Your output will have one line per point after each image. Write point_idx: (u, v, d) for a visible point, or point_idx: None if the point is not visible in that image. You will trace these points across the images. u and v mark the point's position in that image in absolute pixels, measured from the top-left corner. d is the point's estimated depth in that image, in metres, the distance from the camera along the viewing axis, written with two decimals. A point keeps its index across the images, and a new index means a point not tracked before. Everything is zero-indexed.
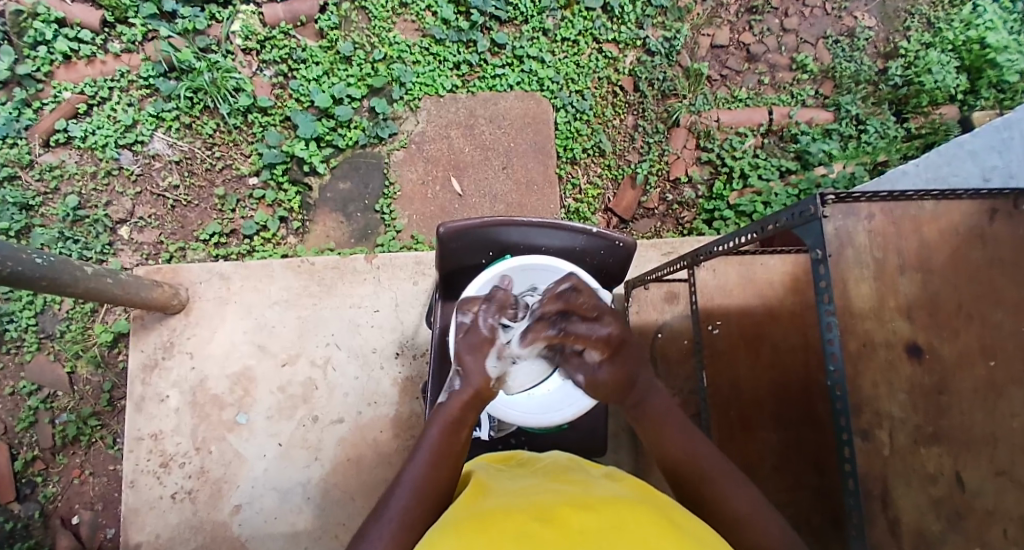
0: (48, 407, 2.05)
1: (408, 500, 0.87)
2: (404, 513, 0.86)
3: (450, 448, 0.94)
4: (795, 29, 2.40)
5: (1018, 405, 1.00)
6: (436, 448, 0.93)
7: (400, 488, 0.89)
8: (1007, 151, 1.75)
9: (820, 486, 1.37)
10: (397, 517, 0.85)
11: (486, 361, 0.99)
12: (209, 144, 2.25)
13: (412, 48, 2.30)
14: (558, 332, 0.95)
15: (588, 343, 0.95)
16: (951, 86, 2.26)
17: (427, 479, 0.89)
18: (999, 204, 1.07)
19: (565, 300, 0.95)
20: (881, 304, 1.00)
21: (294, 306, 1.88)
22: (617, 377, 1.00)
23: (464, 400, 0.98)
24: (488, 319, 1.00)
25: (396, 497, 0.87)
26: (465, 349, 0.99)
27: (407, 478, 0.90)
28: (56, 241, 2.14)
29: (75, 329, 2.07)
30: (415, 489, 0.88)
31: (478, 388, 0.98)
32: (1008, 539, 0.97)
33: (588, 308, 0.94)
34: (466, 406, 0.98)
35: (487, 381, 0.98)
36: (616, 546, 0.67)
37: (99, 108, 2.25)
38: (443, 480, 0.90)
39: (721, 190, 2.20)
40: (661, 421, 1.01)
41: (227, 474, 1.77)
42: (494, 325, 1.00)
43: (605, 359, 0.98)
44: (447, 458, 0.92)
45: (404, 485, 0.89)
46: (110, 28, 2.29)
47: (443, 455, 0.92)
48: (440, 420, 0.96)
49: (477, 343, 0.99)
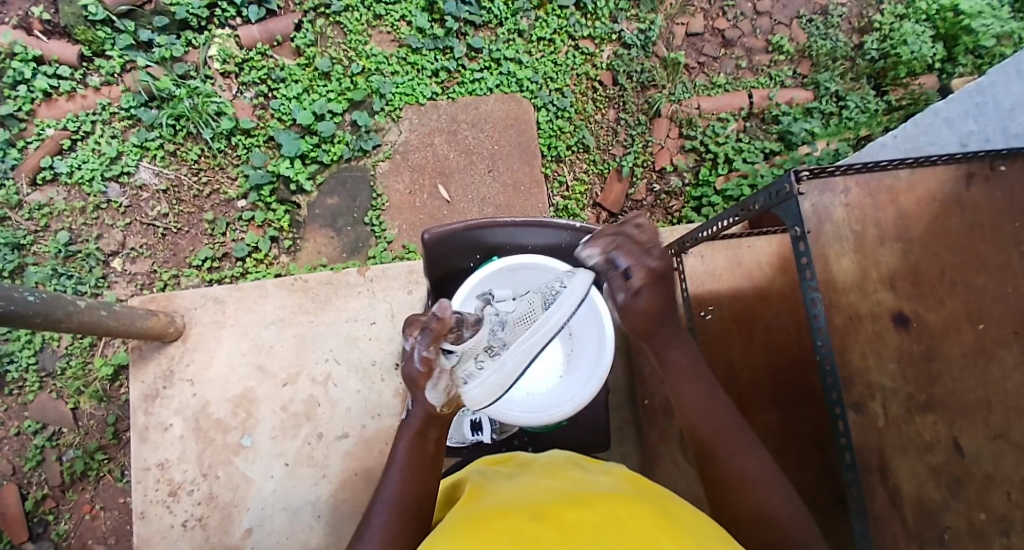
0: (53, 444, 2.05)
1: (388, 516, 0.90)
2: (386, 531, 0.89)
3: (422, 461, 0.96)
4: (769, 11, 2.41)
5: (1009, 367, 1.00)
6: (406, 463, 0.96)
7: (378, 505, 0.93)
8: (981, 116, 1.74)
9: (822, 464, 1.37)
10: (380, 535, 0.89)
11: (428, 392, 0.92)
12: (195, 170, 2.25)
13: (390, 60, 2.30)
14: (613, 243, 0.94)
15: (636, 266, 0.94)
16: (928, 55, 2.27)
17: (404, 494, 0.93)
18: (975, 168, 1.08)
19: (621, 235, 0.95)
20: (864, 276, 1.02)
21: (290, 325, 1.89)
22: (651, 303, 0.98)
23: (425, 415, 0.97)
24: (422, 350, 0.92)
25: (376, 517, 0.91)
26: (411, 381, 0.95)
27: (382, 495, 0.93)
28: (50, 278, 2.15)
29: (75, 364, 2.08)
30: (391, 506, 0.91)
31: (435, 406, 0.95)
32: (1011, 502, 0.97)
33: (643, 236, 0.96)
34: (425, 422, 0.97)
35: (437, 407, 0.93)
36: (606, 534, 0.68)
37: (83, 143, 2.26)
38: (418, 492, 0.93)
39: (707, 176, 2.22)
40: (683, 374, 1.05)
41: (235, 496, 1.77)
42: (428, 357, 0.92)
43: (645, 290, 0.96)
44: (419, 473, 0.95)
45: (381, 503, 0.93)
46: (88, 62, 2.29)
47: (416, 466, 0.95)
48: (406, 437, 0.98)
49: (416, 375, 0.93)
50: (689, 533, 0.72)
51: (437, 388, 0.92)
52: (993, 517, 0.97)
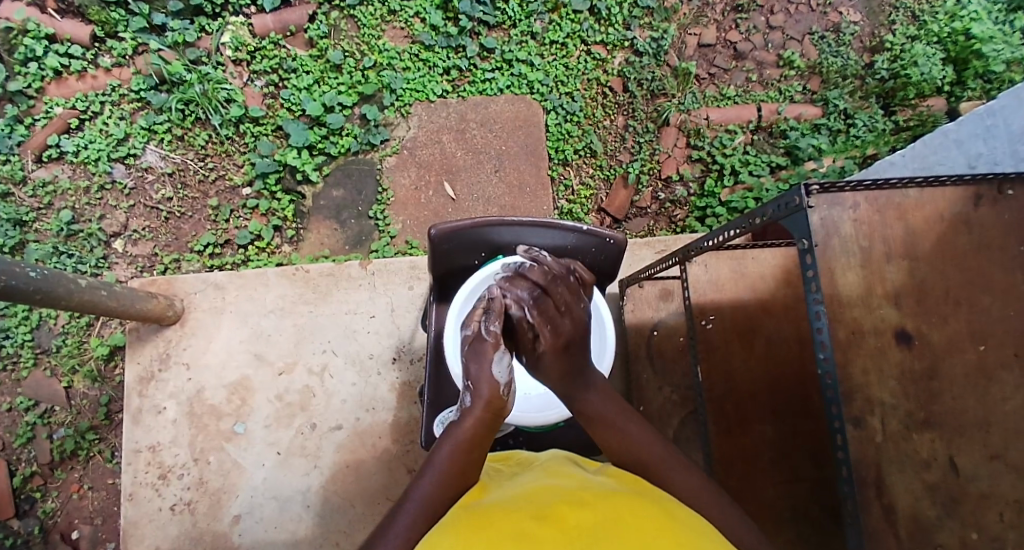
0: (45, 421, 2.05)
1: (415, 517, 0.86)
2: (410, 530, 0.85)
3: (459, 470, 0.90)
4: (781, 26, 2.42)
5: (1009, 389, 1.01)
6: (446, 470, 0.90)
7: (409, 505, 0.88)
8: (991, 138, 1.75)
9: (819, 478, 1.38)
10: (402, 534, 0.85)
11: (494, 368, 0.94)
12: (202, 155, 2.25)
13: (402, 55, 2.31)
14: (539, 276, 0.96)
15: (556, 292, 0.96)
16: (937, 77, 2.27)
17: (436, 497, 0.87)
18: (983, 190, 1.08)
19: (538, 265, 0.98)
20: (869, 292, 1.01)
21: (289, 314, 1.89)
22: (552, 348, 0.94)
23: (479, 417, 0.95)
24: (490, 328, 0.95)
25: (404, 515, 0.87)
26: (472, 357, 0.96)
27: (414, 495, 0.89)
28: (50, 256, 2.14)
29: (71, 343, 2.07)
30: (421, 508, 0.87)
31: (490, 399, 0.95)
32: (1005, 523, 0.97)
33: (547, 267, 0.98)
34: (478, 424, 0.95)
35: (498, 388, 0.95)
36: (606, 537, 0.68)
37: (91, 123, 2.25)
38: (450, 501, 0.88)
39: (713, 188, 2.22)
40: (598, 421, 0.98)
41: (225, 484, 1.77)
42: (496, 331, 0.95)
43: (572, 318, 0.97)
44: (456, 478, 0.89)
45: (413, 503, 0.88)
46: (100, 43, 2.29)
47: (455, 476, 0.89)
48: (451, 444, 0.93)
49: (482, 350, 0.95)
50: (690, 536, 0.72)
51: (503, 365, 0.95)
52: (987, 538, 0.97)
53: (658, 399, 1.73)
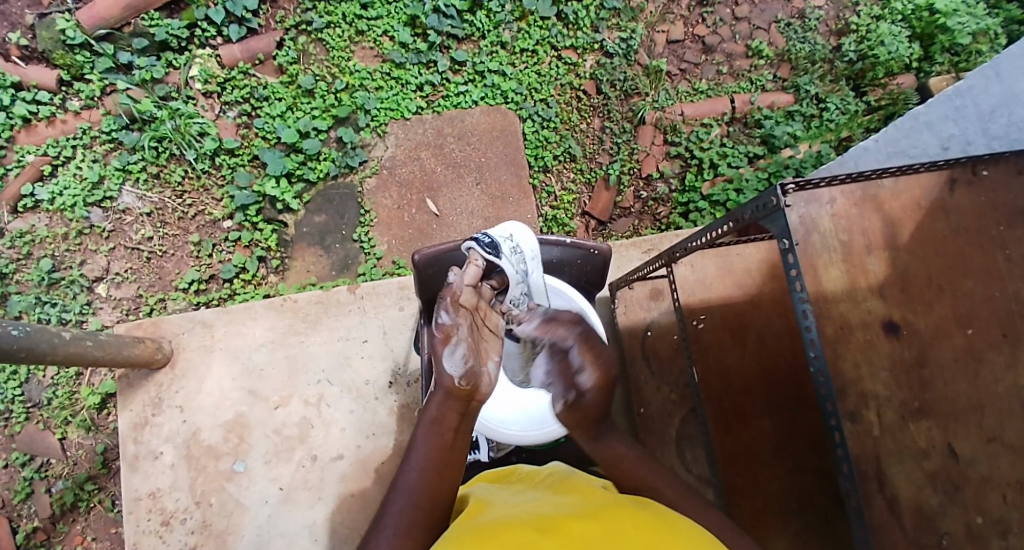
0: (42, 476, 2.02)
1: (403, 505, 0.89)
2: (399, 519, 0.88)
3: (439, 445, 0.97)
4: (747, 16, 2.43)
5: (999, 370, 1.01)
6: (424, 452, 0.96)
7: (397, 493, 0.92)
8: (962, 119, 1.77)
9: (820, 468, 1.39)
10: (394, 525, 0.87)
11: (447, 362, 1.00)
12: (179, 192, 2.24)
13: (373, 74, 2.30)
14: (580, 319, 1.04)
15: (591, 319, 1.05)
16: (905, 55, 2.30)
17: (421, 483, 0.92)
18: (958, 173, 1.08)
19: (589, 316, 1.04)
20: (853, 287, 1.03)
21: (280, 346, 1.87)
22: (602, 377, 0.99)
23: (443, 399, 1.00)
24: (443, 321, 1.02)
25: (394, 504, 0.90)
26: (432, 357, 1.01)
27: (402, 484, 0.93)
28: (33, 307, 2.11)
29: (62, 394, 2.05)
30: (411, 496, 0.90)
31: (453, 387, 0.99)
32: (1009, 505, 0.97)
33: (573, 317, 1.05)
34: (445, 407, 1.00)
35: (454, 380, 0.99)
36: (610, 544, 0.68)
37: (64, 168, 2.23)
38: (438, 488, 0.93)
39: (694, 182, 2.22)
40: (619, 463, 1.02)
41: (230, 524, 1.74)
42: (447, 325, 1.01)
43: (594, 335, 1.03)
44: (434, 465, 0.95)
45: (401, 489, 0.92)
46: (67, 86, 2.26)
47: (435, 459, 0.95)
48: (425, 424, 0.99)
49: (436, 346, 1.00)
50: (692, 542, 0.72)
51: (456, 358, 1.00)
52: (992, 521, 0.97)
53: (657, 399, 1.73)
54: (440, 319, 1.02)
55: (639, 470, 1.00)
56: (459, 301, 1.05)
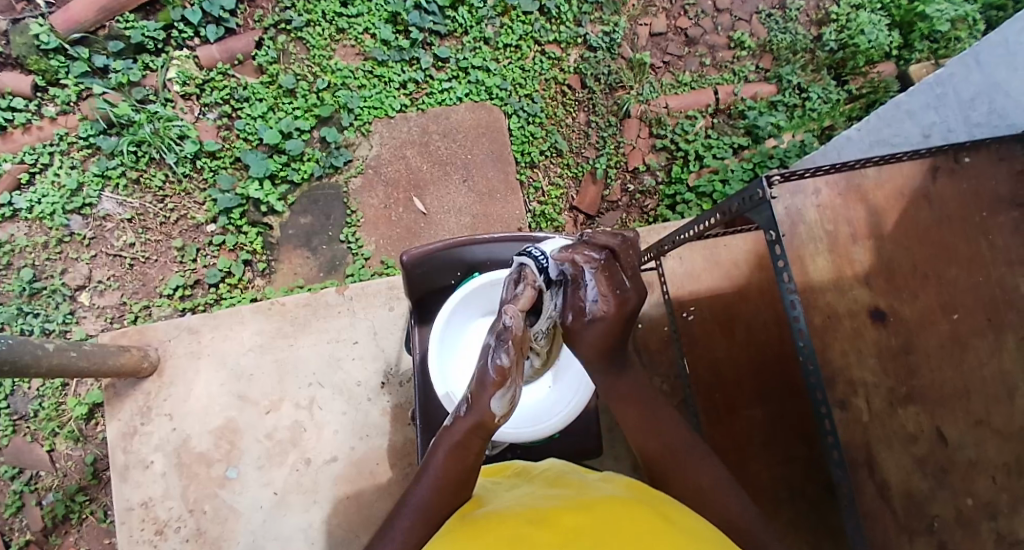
0: (30, 489, 1.99)
1: (412, 523, 0.90)
2: (406, 537, 0.89)
3: (459, 472, 0.90)
4: (729, 8, 2.44)
5: (984, 354, 1.03)
6: (440, 475, 0.91)
7: (406, 510, 0.91)
8: (943, 107, 1.78)
9: (810, 457, 1.41)
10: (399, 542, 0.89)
11: (491, 400, 0.87)
12: (161, 197, 2.21)
13: (355, 73, 2.28)
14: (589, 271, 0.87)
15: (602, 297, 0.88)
16: (884, 43, 2.32)
17: (431, 504, 0.90)
18: (940, 161, 1.10)
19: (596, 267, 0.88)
20: (839, 275, 1.05)
21: (269, 350, 1.86)
22: (616, 311, 0.89)
23: (470, 426, 0.90)
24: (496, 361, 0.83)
25: (402, 520, 0.91)
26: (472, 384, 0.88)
27: (412, 501, 0.92)
28: (15, 318, 2.08)
29: (48, 406, 2.02)
30: (418, 513, 0.90)
31: (484, 420, 0.89)
32: (997, 486, 0.99)
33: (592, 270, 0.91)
34: (470, 433, 0.90)
35: (493, 415, 0.88)
36: (604, 540, 0.68)
37: (42, 175, 2.19)
38: (449, 508, 0.90)
39: (680, 174, 2.23)
40: (637, 398, 1.00)
41: (224, 531, 1.73)
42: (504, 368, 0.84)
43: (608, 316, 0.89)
44: (449, 489, 0.90)
45: (410, 507, 0.91)
46: (42, 92, 2.22)
47: (450, 483, 0.90)
48: (444, 447, 0.91)
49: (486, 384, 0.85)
50: (687, 536, 0.72)
51: (503, 398, 0.87)
52: (980, 503, 0.99)
53: None
54: (496, 360, 0.83)
55: (654, 415, 1.00)
56: (518, 339, 0.84)
